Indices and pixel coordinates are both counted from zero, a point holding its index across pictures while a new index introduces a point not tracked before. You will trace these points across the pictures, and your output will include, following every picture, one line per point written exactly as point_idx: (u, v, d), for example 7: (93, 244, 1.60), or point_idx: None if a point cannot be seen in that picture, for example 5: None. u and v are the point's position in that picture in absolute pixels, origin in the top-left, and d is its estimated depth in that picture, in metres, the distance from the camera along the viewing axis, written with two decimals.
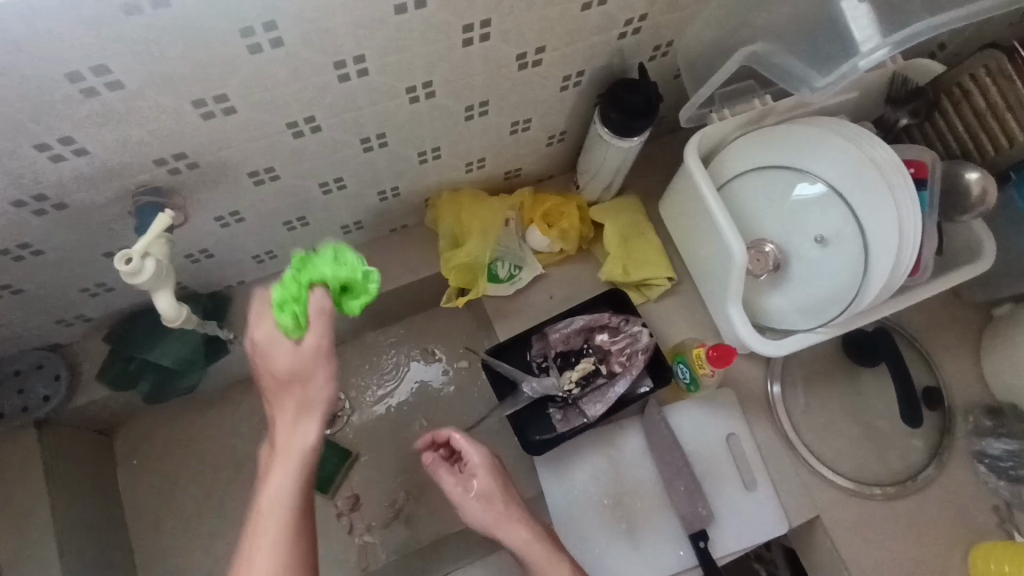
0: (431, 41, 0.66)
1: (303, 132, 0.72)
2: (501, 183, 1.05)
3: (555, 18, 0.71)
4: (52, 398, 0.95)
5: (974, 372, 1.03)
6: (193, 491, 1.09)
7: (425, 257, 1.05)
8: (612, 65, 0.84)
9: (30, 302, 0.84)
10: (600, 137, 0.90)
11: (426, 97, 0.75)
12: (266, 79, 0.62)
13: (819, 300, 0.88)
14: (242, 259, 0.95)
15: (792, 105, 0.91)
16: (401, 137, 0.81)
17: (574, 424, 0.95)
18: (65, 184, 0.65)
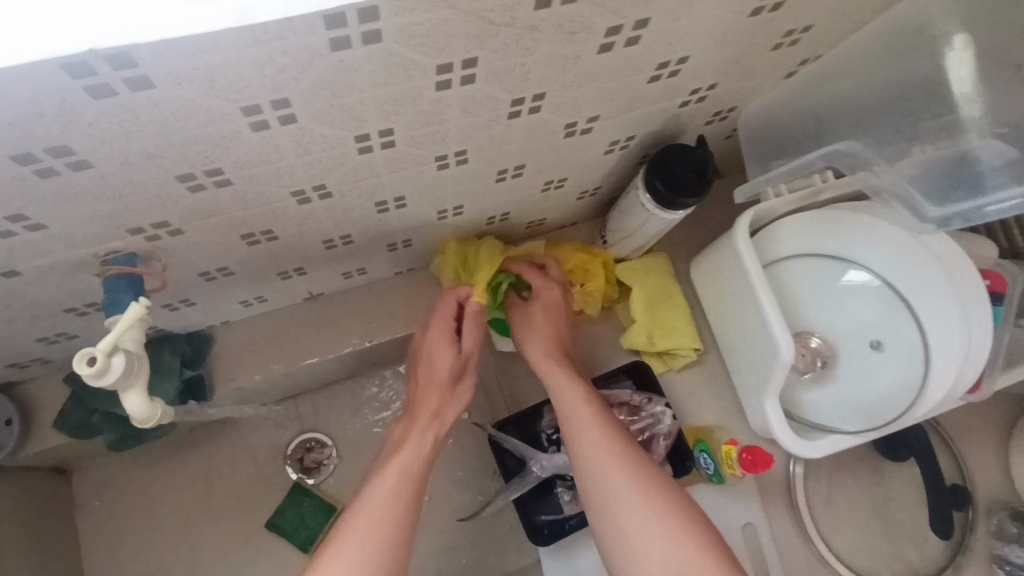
0: (472, 113, 0.55)
1: (310, 198, 0.61)
2: (521, 232, 0.95)
3: (617, 90, 0.60)
4: (3, 448, 0.83)
5: (1001, 470, 0.98)
6: (160, 539, 1.00)
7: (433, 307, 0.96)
8: (665, 130, 0.74)
9: None
10: (641, 204, 0.80)
11: (456, 164, 0.64)
12: (272, 153, 0.51)
13: (862, 404, 0.81)
14: (227, 304, 0.85)
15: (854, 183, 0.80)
16: (421, 198, 0.70)
17: (585, 506, 0.88)
18: (15, 255, 0.54)
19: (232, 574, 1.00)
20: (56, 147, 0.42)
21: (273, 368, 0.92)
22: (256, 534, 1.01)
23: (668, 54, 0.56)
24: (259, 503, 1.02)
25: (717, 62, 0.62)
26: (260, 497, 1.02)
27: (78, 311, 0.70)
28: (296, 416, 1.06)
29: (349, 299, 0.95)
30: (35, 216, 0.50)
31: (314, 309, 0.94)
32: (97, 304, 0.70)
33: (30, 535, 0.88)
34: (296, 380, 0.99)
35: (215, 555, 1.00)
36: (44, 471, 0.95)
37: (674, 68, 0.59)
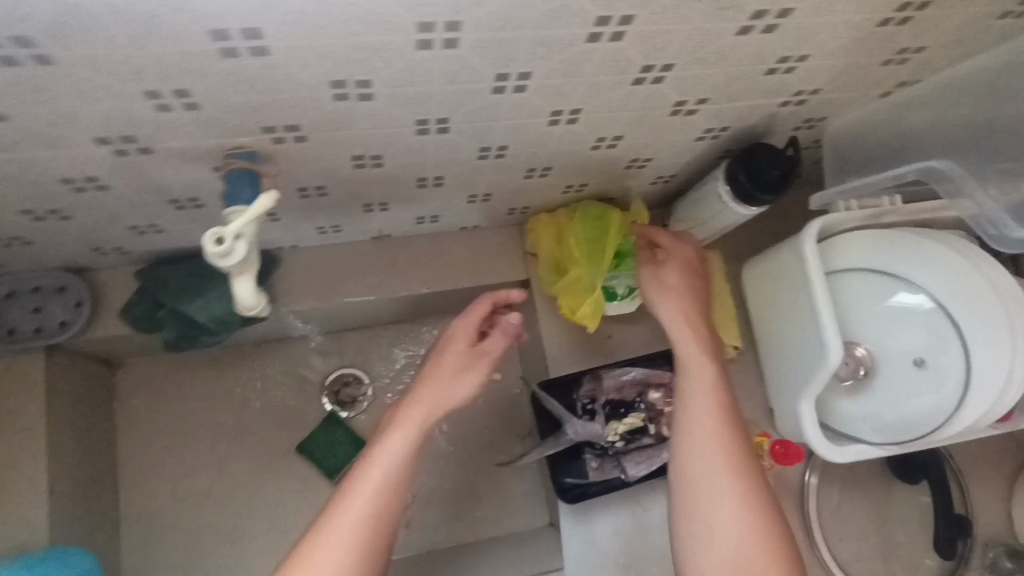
0: (604, 73, 0.58)
1: (429, 130, 0.64)
2: None
3: (735, 76, 0.63)
4: (69, 327, 0.85)
5: (1003, 511, 1.02)
6: (192, 446, 1.03)
7: (492, 265, 0.99)
8: (758, 127, 0.77)
9: (72, 229, 0.76)
10: (717, 196, 0.83)
11: (567, 122, 0.67)
12: (422, 75, 0.54)
13: (895, 420, 0.84)
14: (304, 226, 0.88)
15: (922, 209, 0.84)
16: (521, 151, 0.73)
17: (611, 476, 0.92)
18: (158, 131, 0.57)
19: (256, 491, 1.03)
20: (235, 33, 0.45)
21: (333, 298, 0.95)
22: (285, 456, 1.04)
23: (793, 49, 0.60)
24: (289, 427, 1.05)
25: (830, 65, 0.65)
26: (291, 420, 1.06)
27: (178, 203, 0.73)
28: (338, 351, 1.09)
29: (414, 245, 0.98)
30: (194, 96, 0.53)
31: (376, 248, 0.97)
32: (199, 199, 0.73)
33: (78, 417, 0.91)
34: (348, 314, 1.02)
35: (243, 470, 1.04)
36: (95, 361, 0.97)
37: (792, 65, 0.63)
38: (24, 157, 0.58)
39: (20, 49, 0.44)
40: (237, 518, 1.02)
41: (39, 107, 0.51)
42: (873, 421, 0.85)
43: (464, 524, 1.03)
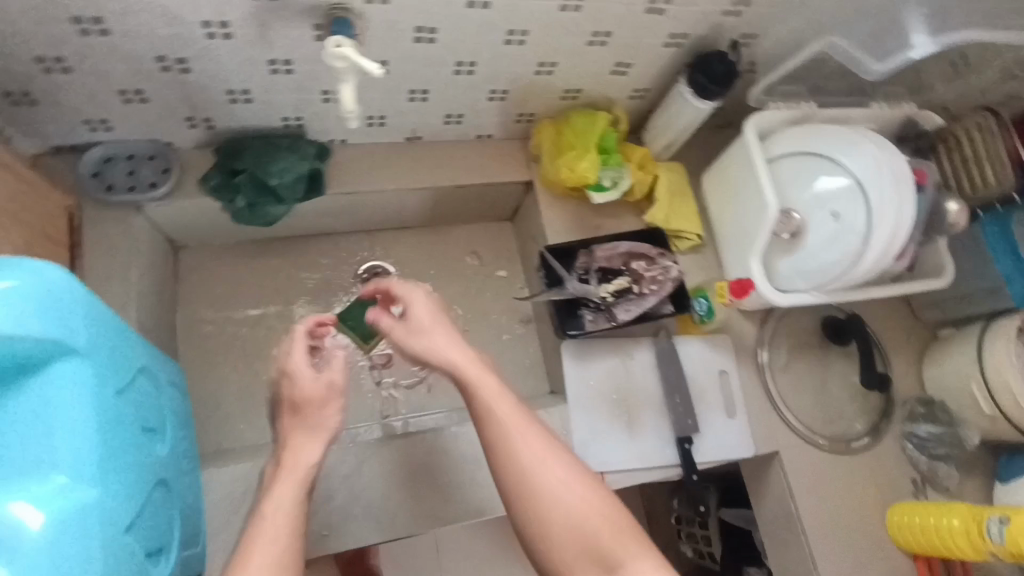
0: (539, 3, 0.82)
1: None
2: (558, 104, 1.06)
3: (625, 14, 0.87)
4: (155, 185, 0.93)
5: (915, 373, 1.18)
6: (165, 317, 1.00)
7: (502, 168, 1.11)
8: (706, 4, 0.89)
9: (127, 140, 0.93)
10: (681, 96, 1.02)
11: (518, 42, 0.89)
12: (409, 9, 0.79)
13: (812, 269, 1.00)
14: (298, 105, 0.92)
15: (833, 116, 1.06)
16: (505, 2, 0.81)
17: (603, 326, 1.02)
18: (194, 49, 0.78)
19: (220, 378, 1.04)
20: None
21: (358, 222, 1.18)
22: (258, 353, 1.06)
23: None
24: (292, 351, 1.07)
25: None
26: (264, 336, 1.07)
27: (195, 123, 0.92)
28: (320, 260, 1.14)
29: (440, 148, 1.10)
30: (233, 27, 0.76)
31: (295, 463, 0.74)
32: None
33: (39, 251, 0.80)
34: (357, 221, 1.13)
35: (213, 361, 1.04)
36: (54, 202, 0.86)
37: None
38: (98, 68, 0.78)
39: None
40: (205, 399, 1.02)
41: (130, 14, 0.71)
42: (797, 275, 1.03)
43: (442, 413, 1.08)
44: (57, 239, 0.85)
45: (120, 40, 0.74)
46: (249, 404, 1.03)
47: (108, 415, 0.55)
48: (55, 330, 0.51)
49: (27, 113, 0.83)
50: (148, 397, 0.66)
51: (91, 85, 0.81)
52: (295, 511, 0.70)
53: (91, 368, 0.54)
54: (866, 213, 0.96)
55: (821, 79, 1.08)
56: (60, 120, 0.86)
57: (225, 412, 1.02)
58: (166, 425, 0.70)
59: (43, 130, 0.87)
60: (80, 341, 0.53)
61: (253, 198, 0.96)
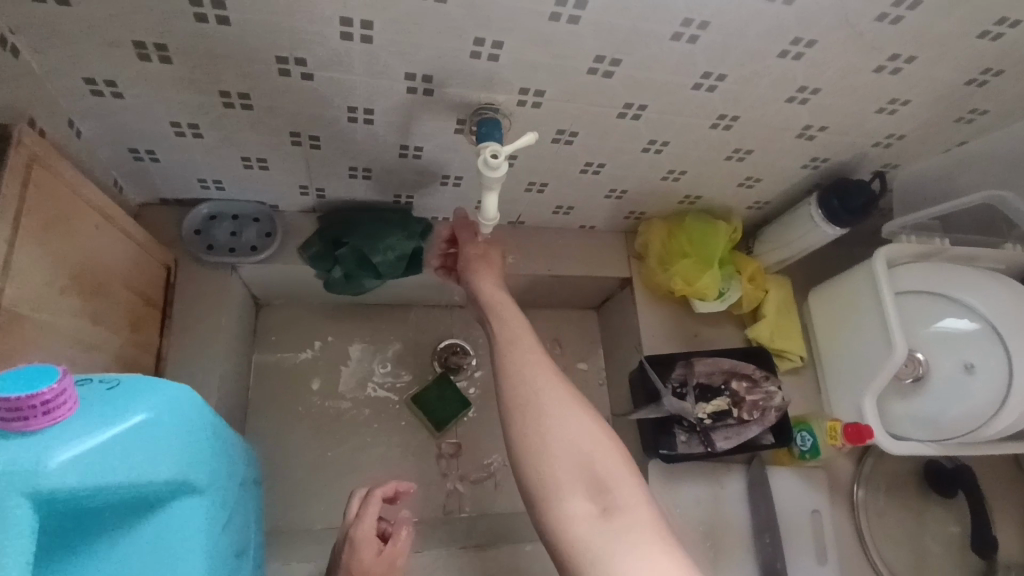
0: (691, 118, 0.78)
1: (526, 102, 0.72)
2: (673, 207, 1.01)
3: (772, 136, 0.83)
4: (257, 249, 0.89)
5: (1019, 534, 1.09)
6: (239, 383, 0.94)
7: (603, 262, 1.06)
8: (856, 134, 0.85)
9: (234, 200, 0.89)
10: (808, 217, 0.96)
11: (654, 152, 0.85)
12: (559, 114, 0.75)
13: (930, 418, 0.94)
14: (414, 185, 0.88)
15: (963, 255, 1.00)
16: (657, 115, 0.77)
17: (697, 450, 0.95)
18: (332, 128, 0.75)
19: (284, 452, 0.97)
20: None
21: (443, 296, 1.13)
22: (326, 428, 1.00)
23: (815, 119, 0.80)
24: (362, 428, 1.01)
25: (933, 77, 0.75)
26: (334, 410, 1.01)
27: (305, 190, 0.88)
28: (397, 332, 1.08)
29: (542, 235, 1.05)
30: (376, 113, 0.73)
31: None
32: (308, 64, 0.64)
33: (139, 316, 0.76)
34: (445, 297, 1.08)
35: (279, 433, 0.98)
36: (156, 260, 0.82)
37: (898, 65, 0.72)
38: (230, 135, 0.75)
39: (296, 65, 0.64)
40: (265, 475, 0.96)
41: (279, 93, 0.68)
42: (913, 421, 0.96)
43: (510, 516, 1.00)
44: (154, 300, 0.81)
45: (262, 115, 0.71)
46: (311, 484, 0.96)
47: (216, 560, 0.49)
48: (182, 467, 0.45)
49: (146, 168, 0.80)
50: (245, 519, 0.59)
51: (217, 150, 0.78)
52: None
53: (208, 505, 0.48)
54: (1004, 369, 0.89)
55: (956, 215, 1.01)
56: (174, 177, 0.83)
57: (286, 491, 0.95)
58: (254, 545, 0.63)
59: (155, 184, 0.84)
60: (203, 476, 0.47)
61: (350, 271, 0.91)
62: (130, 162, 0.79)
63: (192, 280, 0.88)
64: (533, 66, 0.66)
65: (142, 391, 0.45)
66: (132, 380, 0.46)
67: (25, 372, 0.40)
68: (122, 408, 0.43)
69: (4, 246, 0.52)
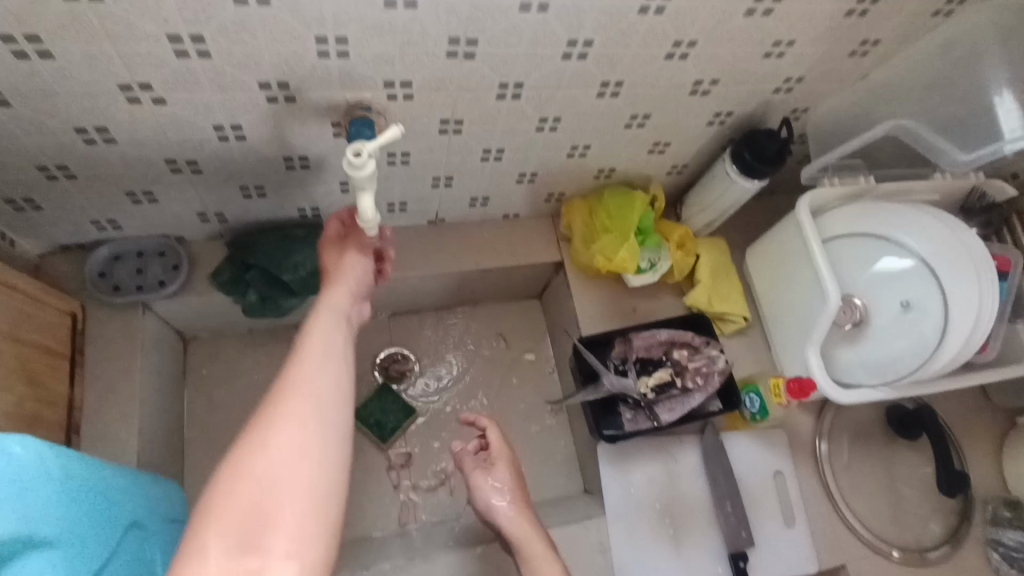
0: (574, 89, 0.76)
1: (396, 96, 0.70)
2: (590, 184, 0.99)
3: (665, 97, 0.82)
4: (165, 284, 0.87)
5: (993, 467, 1.06)
6: (170, 423, 0.92)
7: (531, 248, 1.03)
8: (751, 83, 0.83)
9: (135, 238, 0.87)
10: (724, 174, 0.94)
11: (550, 129, 0.83)
12: (436, 104, 0.73)
13: (879, 363, 0.91)
14: (314, 197, 0.86)
15: (893, 189, 0.96)
16: (537, 91, 0.75)
17: (643, 426, 0.92)
18: (206, 151, 0.73)
19: None
20: None
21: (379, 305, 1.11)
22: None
23: (703, 73, 0.78)
24: None
25: (809, 14, 0.72)
26: None
27: (204, 218, 0.86)
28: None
29: (465, 230, 1.02)
30: (246, 128, 0.71)
31: (302, 369, 0.56)
32: (154, 88, 0.62)
33: (36, 369, 0.74)
34: (376, 305, 1.06)
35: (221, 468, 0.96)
36: (58, 311, 0.80)
37: (769, 6, 0.70)
38: (104, 172, 0.73)
39: (143, 91, 0.62)
40: None
41: (138, 122, 0.67)
42: (862, 367, 0.93)
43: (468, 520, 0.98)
44: (59, 350, 0.79)
45: (128, 147, 0.70)
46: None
47: None
48: (21, 523, 0.46)
49: (31, 218, 0.79)
50: (143, 564, 0.59)
51: (96, 189, 0.76)
52: (344, 450, 0.53)
53: (60, 557, 0.49)
54: (942, 302, 0.87)
55: (880, 152, 0.99)
56: (63, 222, 0.81)
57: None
58: None
59: (47, 232, 0.82)
60: (51, 529, 0.48)
61: (264, 292, 0.89)
62: (12, 213, 0.77)
63: (102, 325, 0.86)
64: (389, 56, 0.64)
65: None
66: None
67: None
68: None
69: None
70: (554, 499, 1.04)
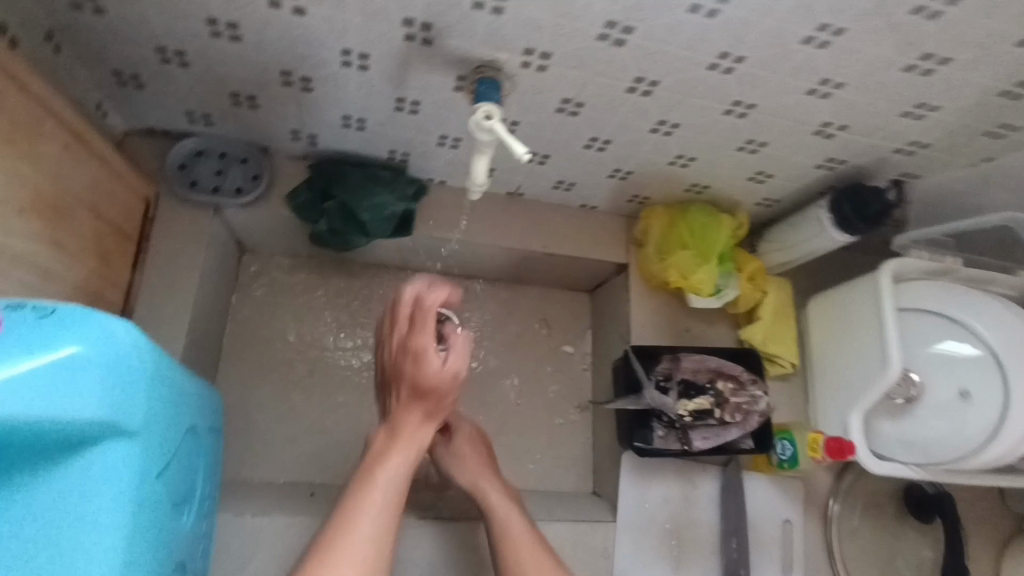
0: (704, 100, 0.74)
1: (531, 64, 0.68)
2: (679, 195, 0.97)
3: (788, 131, 0.79)
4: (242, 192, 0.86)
5: (993, 568, 1.06)
6: (213, 328, 0.92)
7: (601, 243, 1.02)
8: (877, 137, 0.80)
9: (221, 138, 0.86)
10: (818, 219, 0.92)
11: (664, 133, 0.81)
12: (565, 82, 0.71)
13: (918, 442, 0.91)
14: (409, 142, 0.84)
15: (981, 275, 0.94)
16: (669, 93, 0.73)
17: (673, 447, 0.92)
18: (324, 72, 0.71)
19: (254, 402, 0.95)
20: None
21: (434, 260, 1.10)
22: (299, 383, 0.98)
23: (836, 115, 0.76)
24: (337, 386, 0.99)
25: (965, 84, 0.70)
26: (309, 365, 0.99)
27: (296, 136, 0.85)
28: (381, 295, 1.05)
29: (541, 209, 1.01)
30: (371, 60, 0.69)
31: None
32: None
33: (108, 248, 0.74)
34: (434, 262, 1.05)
35: (251, 383, 0.96)
36: (134, 194, 0.79)
37: (930, 67, 0.67)
38: (218, 69, 0.71)
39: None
40: (232, 423, 0.94)
41: (269, 29, 0.65)
42: (899, 441, 0.93)
43: None
44: (128, 232, 0.79)
45: (250, 50, 0.68)
46: (279, 439, 0.95)
47: (143, 501, 0.50)
48: (109, 409, 0.46)
49: (130, 95, 0.77)
50: (189, 465, 0.60)
51: (204, 83, 0.74)
52: None
53: (136, 450, 0.49)
54: (1001, 401, 0.85)
55: (975, 236, 0.97)
56: (159, 107, 0.79)
57: (252, 443, 0.94)
58: (199, 492, 0.64)
59: (140, 113, 0.81)
60: (133, 422, 0.48)
61: (337, 226, 0.88)
62: (114, 87, 0.76)
63: (171, 217, 0.85)
64: (540, 24, 0.62)
65: (74, 325, 0.45)
66: (68, 310, 0.46)
67: None
68: (47, 341, 0.43)
69: None
70: (561, 491, 1.04)
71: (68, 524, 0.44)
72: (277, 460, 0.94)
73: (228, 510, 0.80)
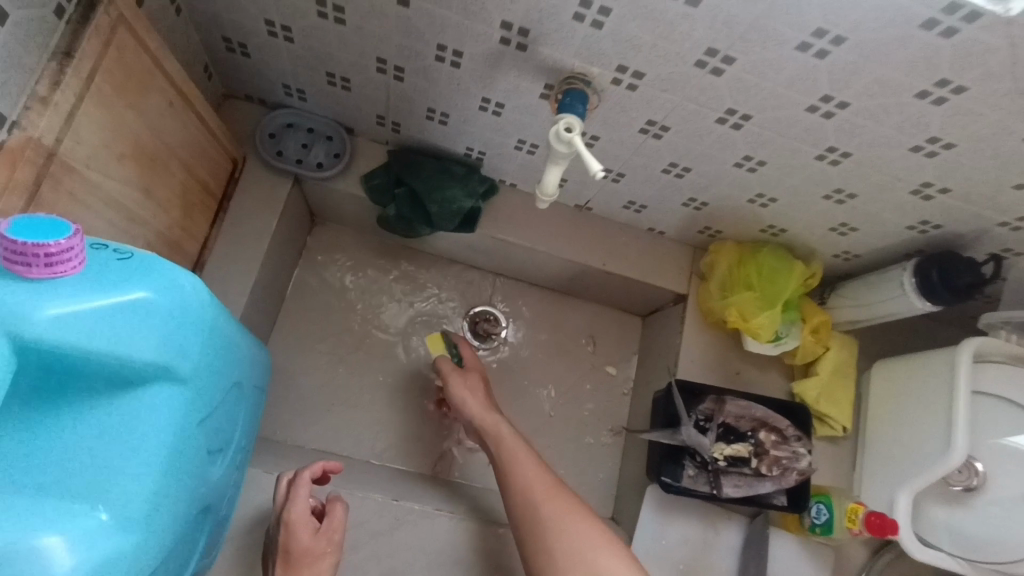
0: (795, 142, 0.71)
1: (621, 82, 0.67)
2: (752, 234, 0.93)
3: (882, 185, 0.75)
4: (321, 166, 0.89)
5: None
6: (274, 290, 0.96)
7: (662, 270, 0.99)
8: (981, 206, 0.74)
9: (311, 113, 0.89)
10: (898, 282, 0.86)
11: (747, 169, 0.78)
12: (653, 104, 0.70)
13: (973, 536, 0.84)
14: (488, 142, 0.85)
15: None
16: (760, 130, 0.70)
17: (700, 489, 0.90)
18: (417, 63, 0.73)
19: (300, 367, 0.99)
20: None
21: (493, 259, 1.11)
22: (344, 356, 1.01)
23: (938, 177, 0.71)
24: (379, 366, 1.01)
25: None
26: (356, 342, 1.01)
27: (380, 121, 0.87)
28: (436, 286, 1.06)
29: (607, 225, 0.99)
30: (464, 58, 0.70)
31: None
32: None
33: (192, 201, 0.78)
34: (492, 261, 1.05)
35: (300, 349, 1.00)
36: (224, 153, 0.83)
37: None
38: (319, 47, 0.74)
39: None
40: (276, 383, 0.98)
41: (373, 16, 0.67)
42: (951, 532, 0.86)
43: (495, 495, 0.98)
44: (213, 189, 0.83)
45: (352, 34, 0.70)
46: (317, 406, 0.98)
47: (179, 446, 0.52)
48: (166, 353, 0.48)
49: (236, 61, 0.81)
50: (229, 418, 0.63)
51: (304, 60, 0.77)
52: None
53: (182, 396, 0.51)
54: None
55: None
56: (260, 76, 0.83)
57: (292, 405, 0.97)
58: (234, 444, 0.67)
59: (242, 79, 0.85)
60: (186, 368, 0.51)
61: (403, 212, 0.89)
62: (223, 53, 0.80)
63: (253, 181, 0.89)
64: (638, 45, 0.61)
65: (145, 271, 0.48)
66: (142, 256, 0.49)
67: (38, 220, 0.43)
68: (124, 282, 0.47)
69: (70, 98, 0.53)
70: None
71: (110, 454, 0.47)
72: (312, 427, 0.97)
73: (260, 465, 0.84)
